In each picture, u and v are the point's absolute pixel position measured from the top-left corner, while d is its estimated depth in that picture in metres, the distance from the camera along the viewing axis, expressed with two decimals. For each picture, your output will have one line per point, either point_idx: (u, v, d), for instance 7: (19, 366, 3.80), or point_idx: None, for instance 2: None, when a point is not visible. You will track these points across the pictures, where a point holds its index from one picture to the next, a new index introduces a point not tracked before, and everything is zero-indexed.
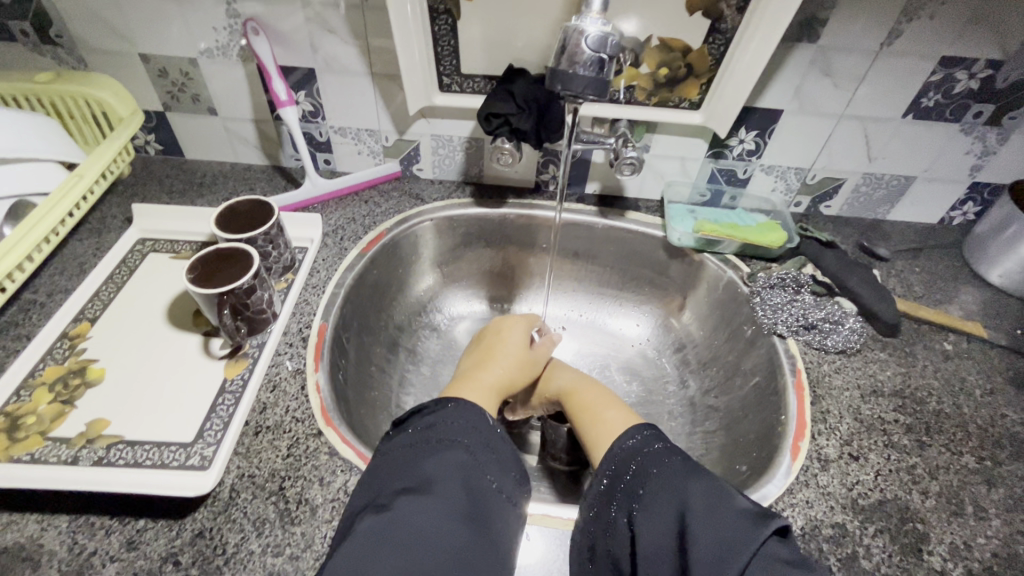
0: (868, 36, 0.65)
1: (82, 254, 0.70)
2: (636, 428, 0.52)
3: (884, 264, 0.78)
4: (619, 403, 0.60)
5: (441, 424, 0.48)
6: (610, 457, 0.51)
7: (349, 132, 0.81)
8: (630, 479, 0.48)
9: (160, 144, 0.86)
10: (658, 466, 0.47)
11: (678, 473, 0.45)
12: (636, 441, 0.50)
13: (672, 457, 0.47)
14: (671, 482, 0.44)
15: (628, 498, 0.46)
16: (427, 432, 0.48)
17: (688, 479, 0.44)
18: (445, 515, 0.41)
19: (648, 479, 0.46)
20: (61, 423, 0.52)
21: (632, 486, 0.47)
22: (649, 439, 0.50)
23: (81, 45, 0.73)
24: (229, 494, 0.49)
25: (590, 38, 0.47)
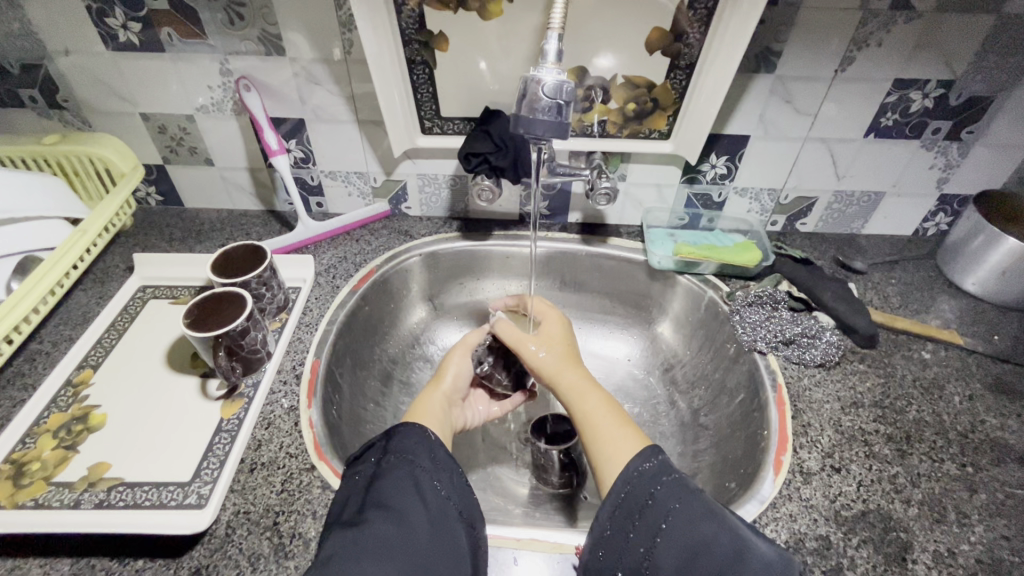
0: (822, 65, 0.68)
1: (86, 304, 0.73)
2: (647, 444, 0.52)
3: (861, 277, 0.80)
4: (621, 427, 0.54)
5: (428, 453, 0.50)
6: (622, 478, 0.48)
7: (339, 176, 0.85)
8: (649, 508, 0.46)
9: (160, 195, 0.90)
10: (681, 502, 0.45)
11: (704, 511, 0.44)
12: (653, 468, 0.48)
13: (690, 490, 0.46)
14: (692, 523, 0.44)
15: (647, 527, 0.46)
16: (412, 458, 0.49)
17: (713, 520, 0.44)
18: (408, 536, 0.44)
19: (672, 516, 0.45)
20: (63, 468, 0.54)
21: (653, 519, 0.46)
22: (663, 466, 0.48)
23: (86, 108, 0.78)
24: (225, 531, 0.50)
25: (546, 87, 0.51)
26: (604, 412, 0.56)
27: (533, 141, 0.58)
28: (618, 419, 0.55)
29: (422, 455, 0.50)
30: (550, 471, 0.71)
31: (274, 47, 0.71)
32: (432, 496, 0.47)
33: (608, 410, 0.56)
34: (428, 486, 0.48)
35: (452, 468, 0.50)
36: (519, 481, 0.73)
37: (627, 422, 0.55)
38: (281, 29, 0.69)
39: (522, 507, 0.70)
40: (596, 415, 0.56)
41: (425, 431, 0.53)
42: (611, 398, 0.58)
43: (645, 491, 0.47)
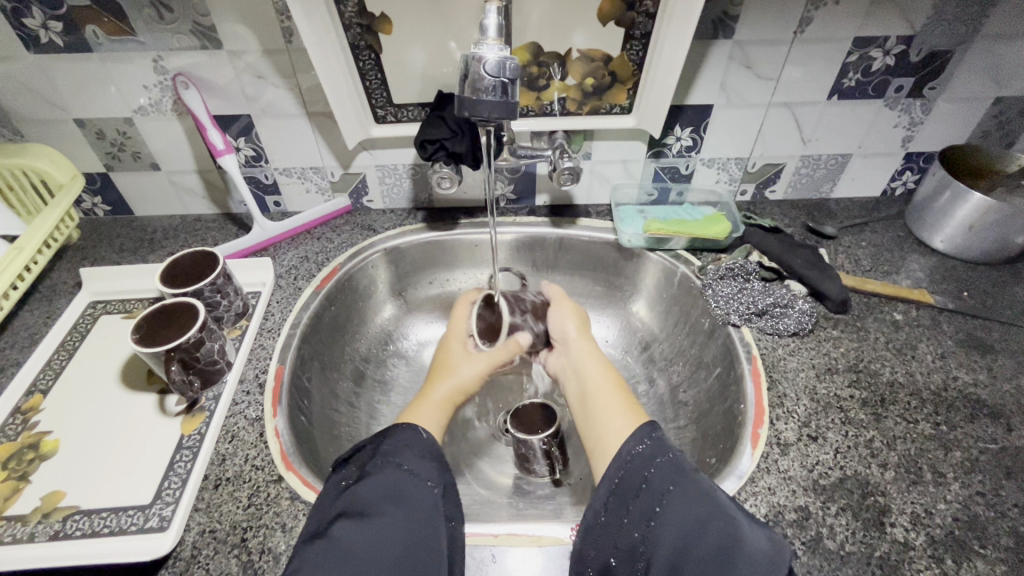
0: (780, 27, 0.67)
1: (34, 324, 0.70)
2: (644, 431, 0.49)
3: (832, 241, 0.80)
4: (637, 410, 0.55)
5: (402, 449, 0.49)
6: (616, 463, 0.47)
7: (294, 172, 0.82)
8: (644, 491, 0.45)
9: (107, 205, 0.86)
10: (675, 484, 0.44)
11: (698, 492, 0.43)
12: (646, 450, 0.47)
13: (686, 471, 0.45)
14: (688, 503, 0.42)
15: (641, 510, 0.44)
16: (386, 456, 0.48)
17: (705, 500, 0.42)
18: (379, 536, 0.42)
19: (667, 498, 0.43)
20: (14, 501, 0.51)
21: (647, 502, 0.44)
22: (657, 446, 0.47)
23: (16, 117, 0.74)
24: (190, 552, 0.48)
25: (488, 65, 0.48)
26: (610, 389, 0.58)
27: (480, 123, 0.55)
28: (621, 397, 0.57)
29: (397, 451, 0.49)
30: (533, 462, 0.68)
31: (210, 40, 0.67)
32: (404, 497, 0.45)
33: (615, 387, 0.58)
34: (400, 487, 0.46)
35: (424, 458, 0.49)
36: (501, 472, 0.72)
37: (634, 405, 0.56)
38: (214, 20, 0.65)
39: (506, 498, 0.69)
40: (601, 392, 0.58)
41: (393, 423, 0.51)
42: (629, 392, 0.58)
43: (638, 475, 0.46)
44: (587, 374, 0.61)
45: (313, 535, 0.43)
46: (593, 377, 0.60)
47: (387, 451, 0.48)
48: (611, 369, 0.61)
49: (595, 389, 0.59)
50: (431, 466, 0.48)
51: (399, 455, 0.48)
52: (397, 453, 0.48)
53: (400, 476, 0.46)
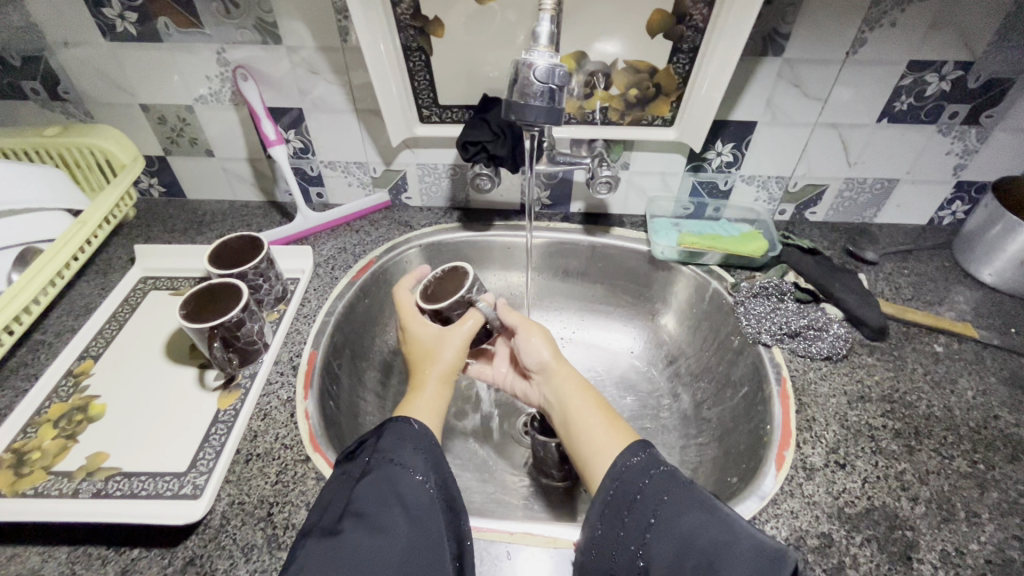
0: (831, 46, 0.66)
1: (89, 295, 0.74)
2: (639, 445, 0.49)
3: (873, 267, 0.78)
4: (621, 425, 0.55)
5: (403, 447, 0.49)
6: (611, 475, 0.48)
7: (338, 166, 0.85)
8: (638, 503, 0.45)
9: (162, 186, 0.90)
10: (670, 493, 0.44)
11: (695, 500, 0.43)
12: (640, 462, 0.47)
13: (681, 482, 0.45)
14: (687, 512, 0.43)
15: (638, 520, 0.44)
16: (388, 455, 0.48)
17: (707, 509, 0.42)
18: (384, 538, 0.43)
19: (660, 508, 0.44)
20: (62, 458, 0.55)
21: (641, 514, 0.44)
22: (651, 459, 0.48)
23: (89, 100, 0.79)
24: (219, 522, 0.50)
25: (538, 70, 0.49)
26: (592, 410, 0.56)
27: (523, 127, 0.56)
28: (607, 420, 0.55)
29: (402, 450, 0.49)
30: (549, 465, 0.68)
31: (271, 35, 0.70)
32: (409, 496, 0.46)
33: (597, 408, 0.57)
34: (406, 486, 0.46)
35: (428, 456, 0.49)
36: (518, 473, 0.72)
37: (617, 422, 0.55)
38: (276, 17, 0.68)
39: (522, 500, 0.69)
40: (585, 413, 0.56)
41: (405, 420, 0.51)
42: (611, 409, 0.57)
43: (634, 486, 0.46)
44: (574, 395, 0.59)
45: (320, 534, 0.44)
46: (573, 399, 0.59)
47: (384, 450, 0.48)
48: (588, 387, 0.60)
49: (579, 411, 0.57)
50: (425, 461, 0.49)
51: (398, 454, 0.48)
52: (399, 452, 0.48)
53: (400, 477, 0.47)
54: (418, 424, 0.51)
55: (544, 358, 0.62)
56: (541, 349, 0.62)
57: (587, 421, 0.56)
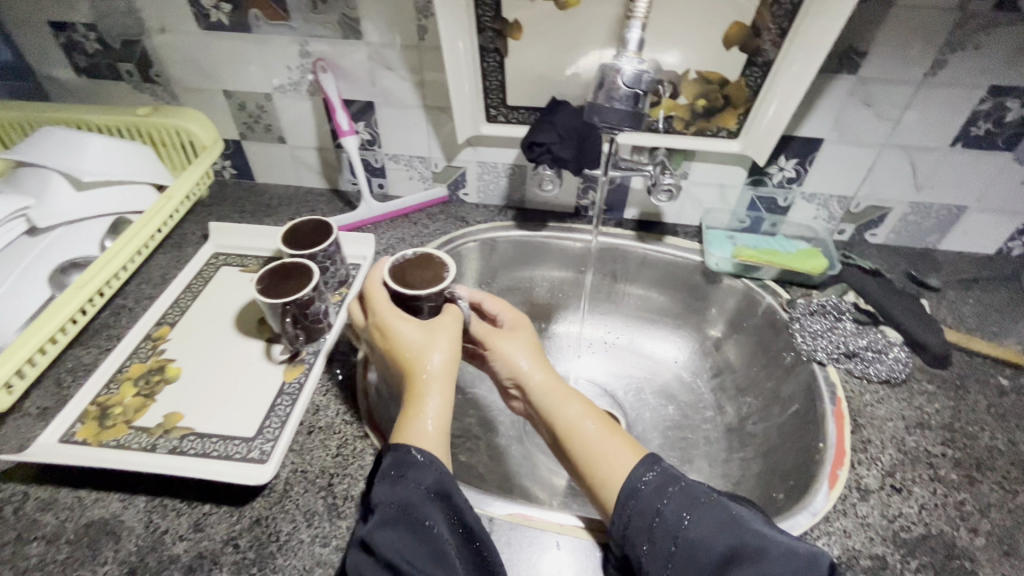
0: (909, 67, 0.65)
1: (166, 266, 0.78)
2: (654, 462, 0.48)
3: (935, 294, 0.76)
4: (622, 434, 0.52)
5: (408, 488, 0.43)
6: (626, 491, 0.46)
7: (401, 159, 0.87)
8: (659, 523, 0.44)
9: (234, 169, 0.95)
10: (690, 512, 0.43)
11: (718, 518, 0.43)
12: (657, 478, 0.47)
13: (701, 500, 0.44)
14: (712, 532, 0.42)
15: (661, 541, 0.43)
16: (393, 503, 0.42)
17: (734, 529, 0.42)
18: None
19: (681, 529, 0.43)
20: (142, 414, 0.58)
21: (663, 533, 0.43)
22: (668, 475, 0.47)
23: (177, 83, 0.84)
24: (283, 487, 0.53)
25: (626, 76, 0.50)
26: (590, 420, 0.53)
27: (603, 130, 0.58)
28: (608, 430, 0.52)
29: (409, 494, 0.43)
30: None
31: (352, 31, 0.74)
32: (424, 549, 0.41)
33: (593, 417, 0.53)
34: (420, 537, 0.41)
35: (439, 497, 0.43)
36: (558, 471, 0.73)
37: (617, 431, 0.52)
38: (360, 14, 0.72)
39: (561, 497, 0.70)
40: (582, 428, 0.53)
41: (409, 449, 0.45)
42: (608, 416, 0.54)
43: (653, 506, 0.45)
44: (565, 408, 0.55)
45: None
46: (564, 412, 0.54)
47: (388, 498, 0.43)
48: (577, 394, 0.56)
49: (574, 425, 0.53)
50: (436, 503, 0.43)
51: (403, 499, 0.42)
52: (404, 496, 0.43)
53: (410, 527, 0.41)
54: (421, 454, 0.45)
55: (522, 371, 0.58)
56: (519, 358, 0.58)
57: (585, 434, 0.52)
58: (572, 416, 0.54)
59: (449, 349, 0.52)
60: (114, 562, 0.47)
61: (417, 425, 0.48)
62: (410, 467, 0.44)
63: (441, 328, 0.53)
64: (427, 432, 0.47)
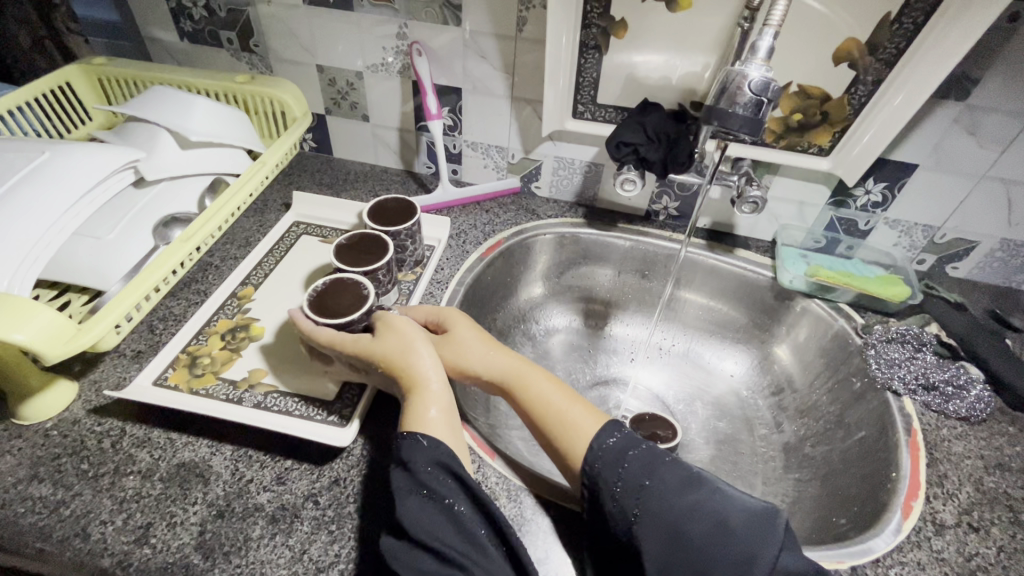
0: (1023, 98, 0.63)
1: (249, 229, 0.81)
2: (615, 428, 0.50)
3: (1018, 335, 0.74)
4: (583, 400, 0.54)
5: (421, 469, 0.46)
6: (589, 458, 0.48)
7: (479, 147, 0.89)
8: (621, 488, 0.44)
9: (314, 142, 0.98)
10: (651, 478, 0.44)
11: (679, 479, 0.44)
12: (617, 442, 0.48)
13: (657, 460, 0.45)
14: (671, 491, 0.43)
15: (624, 503, 0.43)
16: (409, 486, 0.45)
17: (694, 488, 0.43)
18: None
19: (645, 486, 0.43)
20: (229, 367, 0.61)
21: (626, 494, 0.44)
22: (630, 440, 0.48)
23: (274, 54, 0.87)
24: (361, 452, 0.55)
25: (755, 82, 0.50)
26: (550, 389, 0.55)
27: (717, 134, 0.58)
28: (570, 398, 0.54)
29: (423, 474, 0.46)
30: None
31: (452, 17, 0.75)
32: (445, 528, 0.43)
33: (554, 386, 0.55)
34: (440, 516, 0.44)
35: (454, 478, 0.46)
36: None
37: (580, 398, 0.54)
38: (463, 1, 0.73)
39: None
40: (547, 397, 0.54)
41: (415, 436, 0.48)
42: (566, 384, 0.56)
43: (614, 473, 0.45)
44: (526, 383, 0.56)
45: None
46: (528, 386, 0.56)
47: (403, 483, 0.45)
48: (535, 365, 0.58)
49: (539, 396, 0.55)
50: (453, 484, 0.46)
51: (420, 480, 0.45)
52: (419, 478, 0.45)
53: (428, 508, 0.44)
54: (427, 439, 0.48)
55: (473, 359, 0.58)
56: (470, 340, 0.59)
57: (550, 403, 0.54)
58: (536, 388, 0.55)
59: (414, 346, 0.54)
60: (203, 503, 0.50)
61: (419, 413, 0.50)
62: (420, 448, 0.47)
63: (390, 337, 0.55)
64: (430, 418, 0.50)
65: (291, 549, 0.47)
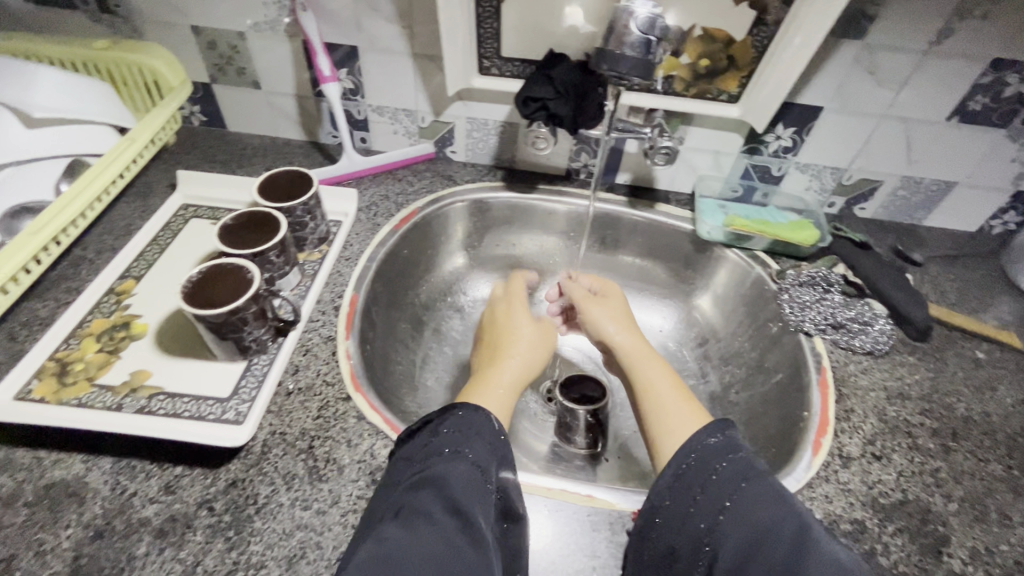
0: (916, 35, 0.63)
1: (129, 216, 0.73)
2: (720, 426, 0.45)
3: (918, 269, 0.77)
4: (690, 395, 0.52)
5: (479, 440, 0.44)
6: (686, 449, 0.44)
7: (386, 111, 0.83)
8: (711, 484, 0.41)
9: (203, 115, 0.88)
10: (748, 482, 0.40)
11: (777, 494, 0.39)
12: (719, 443, 0.44)
13: (761, 471, 0.41)
14: (763, 502, 0.39)
15: (710, 502, 0.41)
16: (461, 448, 0.43)
17: (786, 504, 0.38)
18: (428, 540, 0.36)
19: (738, 493, 0.40)
20: (106, 371, 0.55)
21: (715, 496, 0.41)
22: (730, 443, 0.44)
23: (138, 16, 0.76)
24: (261, 449, 0.51)
25: (640, 19, 0.48)
26: (667, 383, 0.52)
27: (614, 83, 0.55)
28: (681, 395, 0.51)
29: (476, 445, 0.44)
30: (575, 432, 0.70)
31: None
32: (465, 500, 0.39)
33: (671, 380, 0.53)
34: (473, 481, 0.41)
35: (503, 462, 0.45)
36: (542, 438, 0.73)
37: (692, 399, 0.51)
38: None
39: (545, 461, 0.70)
40: (658, 384, 0.53)
41: (483, 414, 0.47)
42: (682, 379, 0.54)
43: (709, 466, 0.42)
44: (639, 368, 0.56)
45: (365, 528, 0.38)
46: (642, 372, 0.55)
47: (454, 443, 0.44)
48: (657, 357, 0.57)
49: (649, 384, 0.53)
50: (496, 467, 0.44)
51: (471, 446, 0.44)
52: (475, 449, 0.44)
53: (474, 477, 0.41)
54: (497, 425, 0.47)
55: (609, 334, 0.61)
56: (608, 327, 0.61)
57: (661, 394, 0.51)
58: (649, 376, 0.54)
59: (527, 322, 0.62)
60: (79, 525, 0.45)
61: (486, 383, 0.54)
62: (475, 419, 0.46)
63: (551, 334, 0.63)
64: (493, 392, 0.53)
65: (182, 563, 0.43)
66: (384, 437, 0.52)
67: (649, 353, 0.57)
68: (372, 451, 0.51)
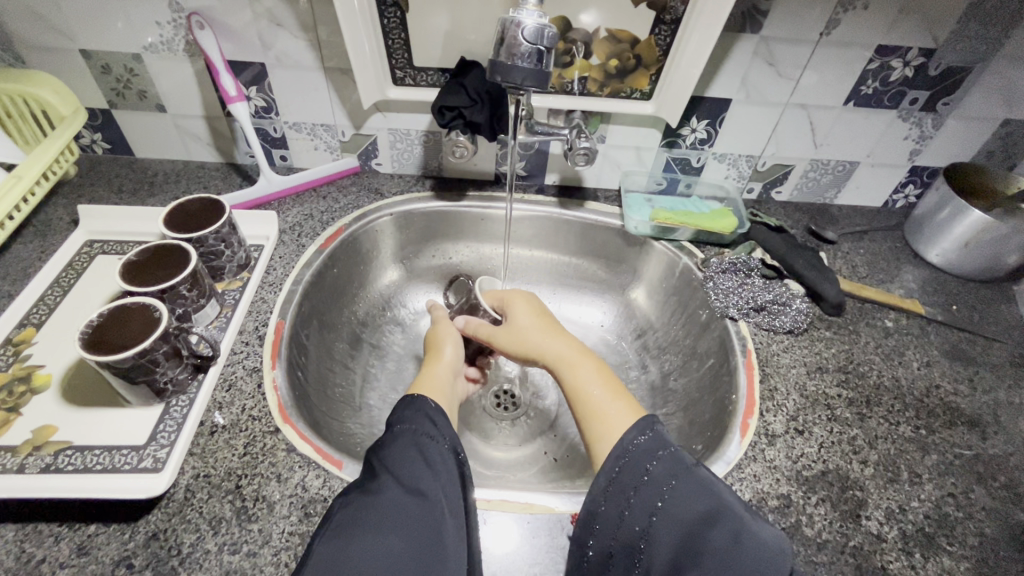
0: (806, 27, 0.67)
1: (27, 258, 0.68)
2: (649, 423, 0.46)
3: (832, 247, 0.81)
4: (621, 391, 0.53)
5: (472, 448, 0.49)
6: (616, 453, 0.44)
7: (303, 128, 0.80)
8: (644, 485, 0.42)
9: (106, 143, 0.83)
10: (676, 479, 0.42)
11: (704, 485, 0.41)
12: (647, 442, 0.44)
13: (687, 464, 0.43)
14: (689, 496, 0.41)
15: (642, 504, 0.42)
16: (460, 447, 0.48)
17: (713, 496, 0.41)
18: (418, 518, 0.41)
19: (668, 491, 0.41)
20: (4, 431, 0.51)
21: (647, 497, 0.42)
22: (659, 439, 0.45)
23: (18, 43, 0.70)
24: (183, 495, 0.48)
25: (527, 30, 0.49)
26: (597, 382, 0.54)
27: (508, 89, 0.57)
28: (612, 392, 0.53)
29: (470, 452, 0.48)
30: None
31: None
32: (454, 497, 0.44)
33: (602, 378, 0.54)
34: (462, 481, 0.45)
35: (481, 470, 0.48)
36: (491, 445, 0.73)
37: (623, 394, 0.53)
38: None
39: (494, 469, 0.70)
40: (587, 386, 0.54)
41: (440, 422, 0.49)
42: (611, 373, 0.55)
43: (638, 467, 0.43)
44: (575, 366, 0.56)
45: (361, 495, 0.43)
46: (572, 373, 0.56)
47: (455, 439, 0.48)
48: (588, 354, 0.57)
49: (582, 385, 0.54)
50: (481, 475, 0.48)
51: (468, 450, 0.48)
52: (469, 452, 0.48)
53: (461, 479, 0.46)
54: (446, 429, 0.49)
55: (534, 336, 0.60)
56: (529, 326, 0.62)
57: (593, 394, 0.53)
58: (581, 375, 0.55)
59: (525, 320, 0.62)
60: None
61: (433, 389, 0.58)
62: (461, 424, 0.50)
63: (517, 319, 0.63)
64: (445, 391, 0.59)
65: None
66: (317, 467, 0.51)
67: (579, 352, 0.58)
68: (303, 483, 0.50)
